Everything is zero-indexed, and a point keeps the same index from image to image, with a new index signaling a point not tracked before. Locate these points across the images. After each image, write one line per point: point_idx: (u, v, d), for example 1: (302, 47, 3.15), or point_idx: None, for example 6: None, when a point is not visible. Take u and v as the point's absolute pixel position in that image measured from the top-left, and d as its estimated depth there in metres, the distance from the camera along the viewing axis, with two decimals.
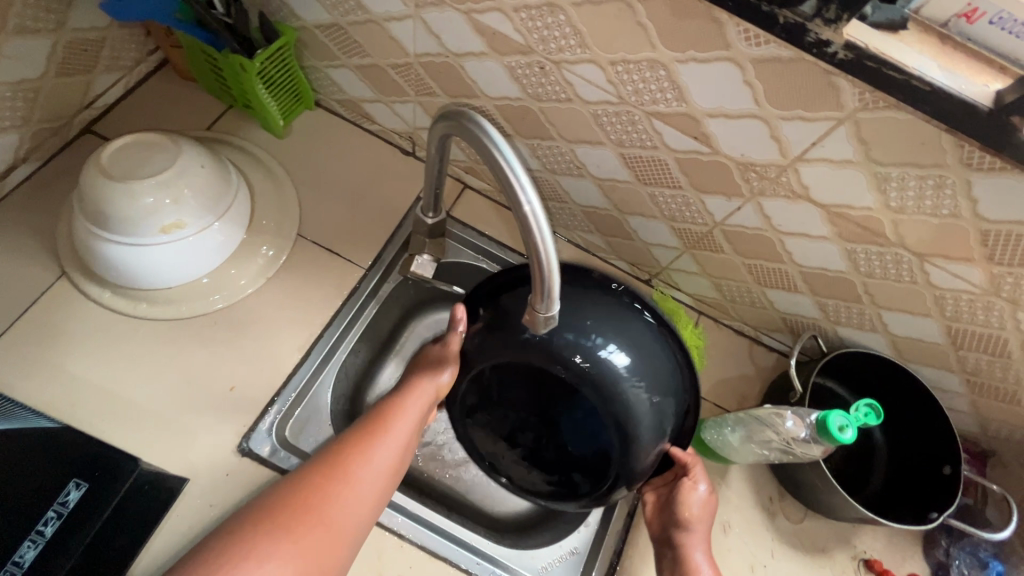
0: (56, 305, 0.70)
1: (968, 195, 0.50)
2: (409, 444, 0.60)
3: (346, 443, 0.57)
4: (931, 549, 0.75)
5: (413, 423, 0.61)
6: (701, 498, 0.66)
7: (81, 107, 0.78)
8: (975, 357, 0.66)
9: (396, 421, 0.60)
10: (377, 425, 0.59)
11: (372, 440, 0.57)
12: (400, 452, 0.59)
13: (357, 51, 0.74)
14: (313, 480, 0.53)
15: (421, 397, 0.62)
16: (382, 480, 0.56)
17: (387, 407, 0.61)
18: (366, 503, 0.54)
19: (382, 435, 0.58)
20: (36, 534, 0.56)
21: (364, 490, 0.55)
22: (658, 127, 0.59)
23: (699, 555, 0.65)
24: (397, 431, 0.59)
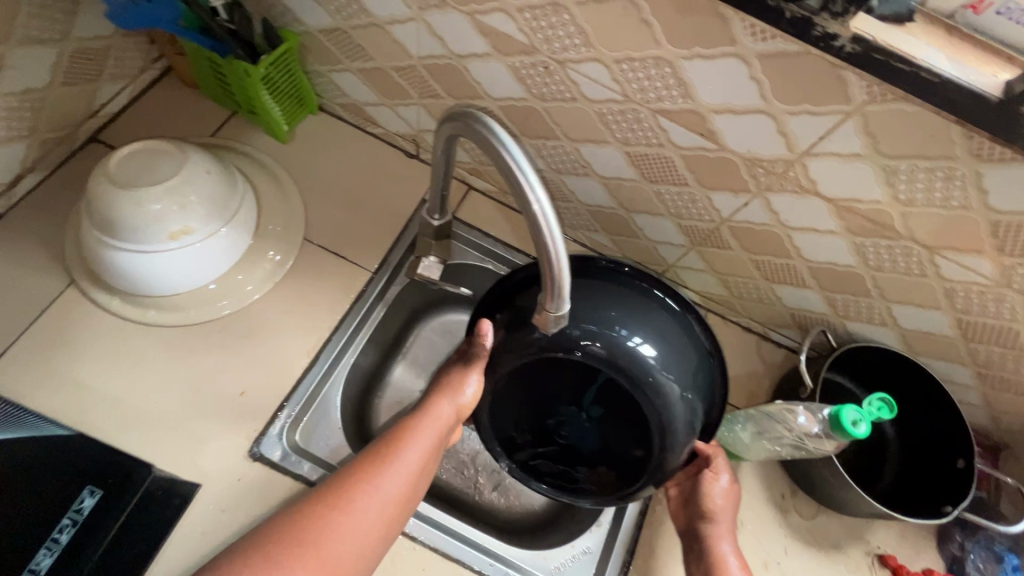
0: (66, 314, 0.70)
1: (978, 187, 0.49)
2: (424, 469, 0.55)
3: (354, 466, 0.52)
4: (946, 543, 0.75)
5: (429, 446, 0.56)
6: (726, 491, 0.66)
7: (86, 116, 0.78)
8: (986, 350, 0.66)
9: (411, 441, 0.55)
10: (390, 446, 0.54)
11: (383, 463, 0.53)
12: (413, 483, 0.54)
13: (360, 54, 0.74)
14: (316, 507, 0.48)
15: (440, 420, 0.57)
16: (390, 509, 0.51)
17: (401, 431, 0.56)
18: (371, 536, 0.49)
19: (395, 458, 0.53)
20: (52, 542, 0.57)
21: (369, 520, 0.49)
22: (664, 124, 0.59)
23: (727, 550, 0.64)
24: (411, 457, 0.54)
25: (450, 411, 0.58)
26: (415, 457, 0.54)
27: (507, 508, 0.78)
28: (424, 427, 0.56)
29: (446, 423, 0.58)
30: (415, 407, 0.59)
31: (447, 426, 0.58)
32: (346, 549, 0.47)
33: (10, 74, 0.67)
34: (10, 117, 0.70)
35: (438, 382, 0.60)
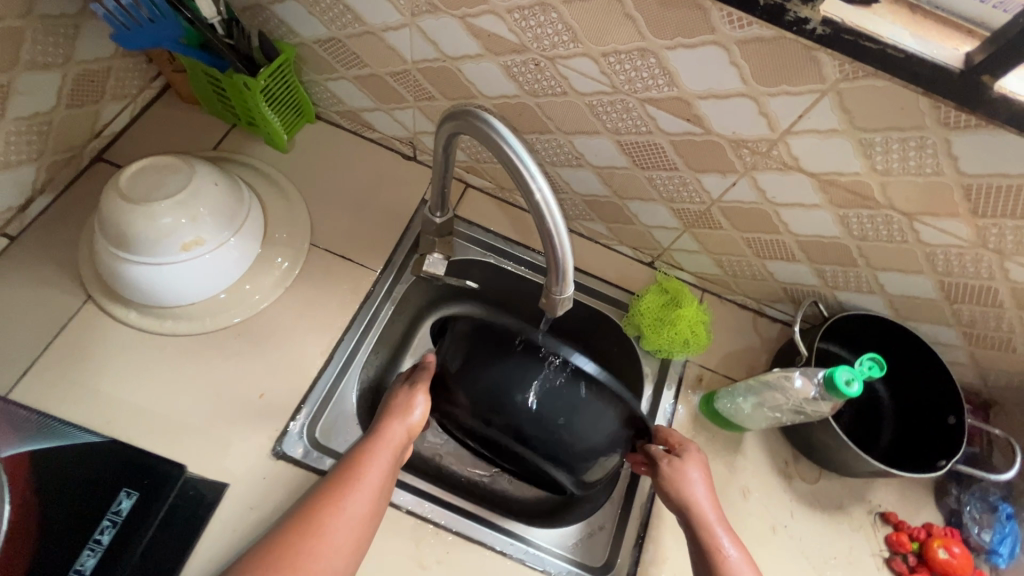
0: (86, 329, 0.72)
1: (949, 153, 0.53)
2: (384, 487, 0.62)
3: (319, 496, 0.60)
4: (943, 498, 0.79)
5: (385, 467, 0.62)
6: (691, 473, 0.66)
7: (91, 136, 0.80)
8: (969, 310, 0.70)
9: (368, 465, 0.62)
10: (350, 472, 0.61)
11: (343, 490, 0.59)
12: (375, 499, 0.61)
13: (356, 62, 0.77)
14: (288, 538, 0.56)
15: (393, 441, 0.64)
16: (356, 528, 0.59)
17: (359, 454, 0.62)
18: (342, 553, 0.57)
19: (354, 483, 0.60)
20: (94, 543, 0.61)
21: (337, 541, 0.57)
22: (652, 112, 0.62)
23: (722, 538, 0.63)
24: (370, 478, 0.61)
25: (402, 432, 0.65)
26: (373, 479, 0.61)
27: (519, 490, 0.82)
28: (378, 451, 0.63)
29: (399, 443, 0.65)
30: (370, 432, 0.65)
31: (400, 446, 0.65)
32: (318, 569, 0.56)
33: (17, 99, 0.69)
34: (19, 142, 0.72)
35: (387, 407, 0.67)
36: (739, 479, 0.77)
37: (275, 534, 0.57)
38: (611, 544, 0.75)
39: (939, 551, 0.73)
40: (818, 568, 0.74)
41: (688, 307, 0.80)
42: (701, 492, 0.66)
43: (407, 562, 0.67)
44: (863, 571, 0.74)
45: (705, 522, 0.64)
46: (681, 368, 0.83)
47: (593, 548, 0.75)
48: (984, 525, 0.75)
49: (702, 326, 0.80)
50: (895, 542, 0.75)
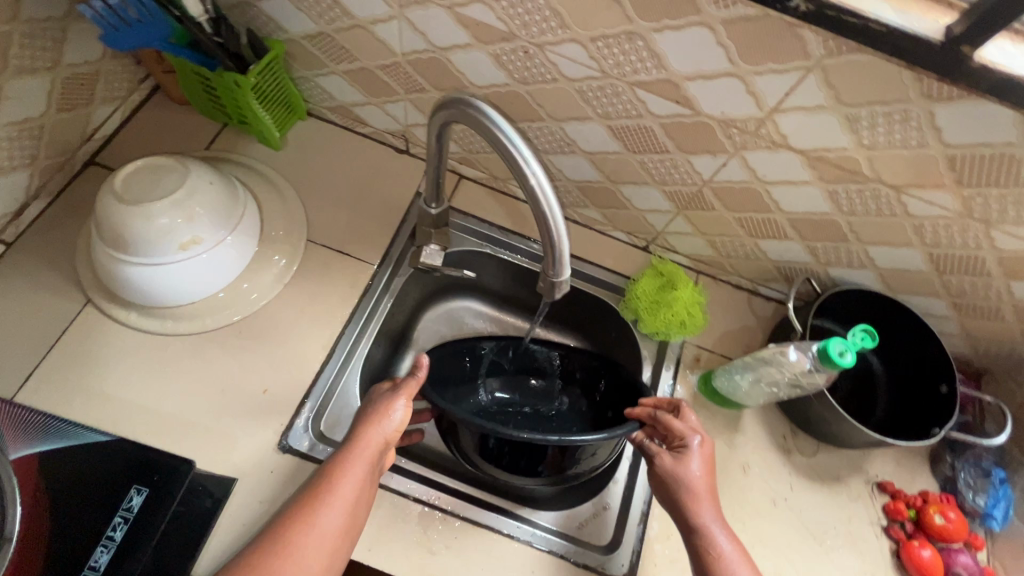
0: (88, 332, 0.73)
1: (933, 125, 0.54)
2: (360, 498, 0.60)
3: (294, 510, 0.58)
4: (938, 465, 0.81)
5: (360, 479, 0.60)
6: (684, 476, 0.63)
7: (83, 139, 0.80)
8: (958, 280, 0.71)
9: (343, 476, 0.60)
10: (324, 484, 0.59)
11: (315, 503, 0.58)
12: (349, 511, 0.59)
13: (345, 56, 0.77)
14: (257, 556, 0.55)
15: (366, 450, 0.61)
16: (330, 542, 0.57)
17: (332, 466, 0.60)
18: (314, 568, 0.56)
19: (328, 496, 0.58)
20: (108, 539, 0.59)
21: (311, 557, 0.56)
22: (641, 96, 0.63)
23: (717, 538, 0.61)
24: (341, 492, 0.59)
25: (380, 439, 0.63)
26: (347, 491, 0.59)
27: None
28: (353, 461, 0.60)
29: (375, 453, 0.62)
30: (346, 439, 0.63)
31: (377, 456, 0.62)
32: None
33: (8, 104, 0.69)
34: (12, 146, 0.72)
35: (364, 416, 0.64)
36: (738, 455, 0.79)
37: (249, 551, 0.56)
38: (616, 523, 0.77)
39: (935, 517, 0.75)
40: (818, 538, 0.75)
41: (683, 290, 0.81)
42: (695, 496, 0.62)
43: (417, 548, 0.69)
44: (861, 539, 0.76)
45: (696, 525, 0.62)
46: (678, 349, 0.84)
47: (599, 527, 0.77)
48: (979, 490, 0.77)
49: (697, 307, 0.81)
50: (892, 510, 0.77)
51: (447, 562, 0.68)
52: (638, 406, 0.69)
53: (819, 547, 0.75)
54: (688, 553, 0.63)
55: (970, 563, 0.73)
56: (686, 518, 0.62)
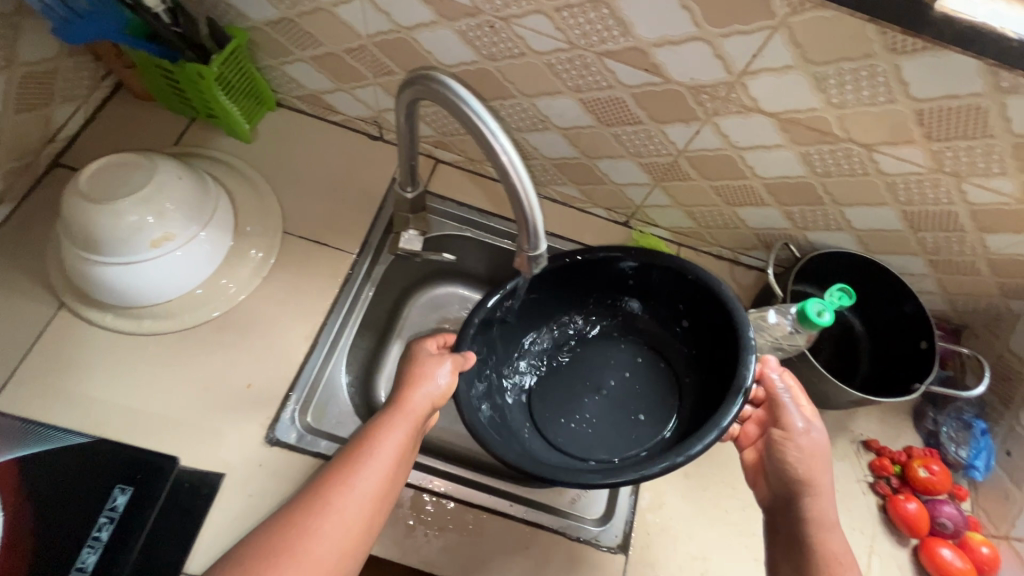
0: (63, 336, 0.71)
1: (900, 80, 0.54)
2: (400, 461, 0.59)
3: (329, 472, 0.56)
4: (921, 421, 0.83)
5: (400, 441, 0.59)
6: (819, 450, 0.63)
7: (45, 141, 0.78)
8: (933, 237, 0.72)
9: (383, 437, 0.58)
10: (362, 445, 0.58)
11: (353, 465, 0.56)
12: (388, 473, 0.57)
13: (310, 42, 0.76)
14: (295, 517, 0.53)
15: (408, 414, 0.60)
16: (368, 504, 0.55)
17: (370, 429, 0.59)
18: (354, 531, 0.54)
19: (367, 457, 0.57)
20: (93, 540, 0.61)
21: (346, 518, 0.54)
22: (610, 66, 0.63)
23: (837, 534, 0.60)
24: (380, 454, 0.57)
25: (424, 403, 0.62)
26: (387, 453, 0.57)
27: None
28: (395, 423, 0.59)
29: (417, 416, 0.61)
30: (386, 404, 0.62)
31: (420, 419, 0.61)
32: (325, 550, 0.52)
33: None
34: None
35: (407, 380, 0.63)
36: None
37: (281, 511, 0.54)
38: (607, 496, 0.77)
39: (920, 470, 0.76)
40: None
41: None
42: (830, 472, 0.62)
43: (413, 532, 0.69)
44: (849, 497, 0.78)
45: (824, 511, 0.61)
46: None
47: (591, 501, 0.77)
48: (960, 443, 0.79)
49: None
50: (878, 467, 0.78)
51: (442, 543, 0.69)
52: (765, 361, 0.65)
53: None
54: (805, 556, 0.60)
55: (955, 513, 0.74)
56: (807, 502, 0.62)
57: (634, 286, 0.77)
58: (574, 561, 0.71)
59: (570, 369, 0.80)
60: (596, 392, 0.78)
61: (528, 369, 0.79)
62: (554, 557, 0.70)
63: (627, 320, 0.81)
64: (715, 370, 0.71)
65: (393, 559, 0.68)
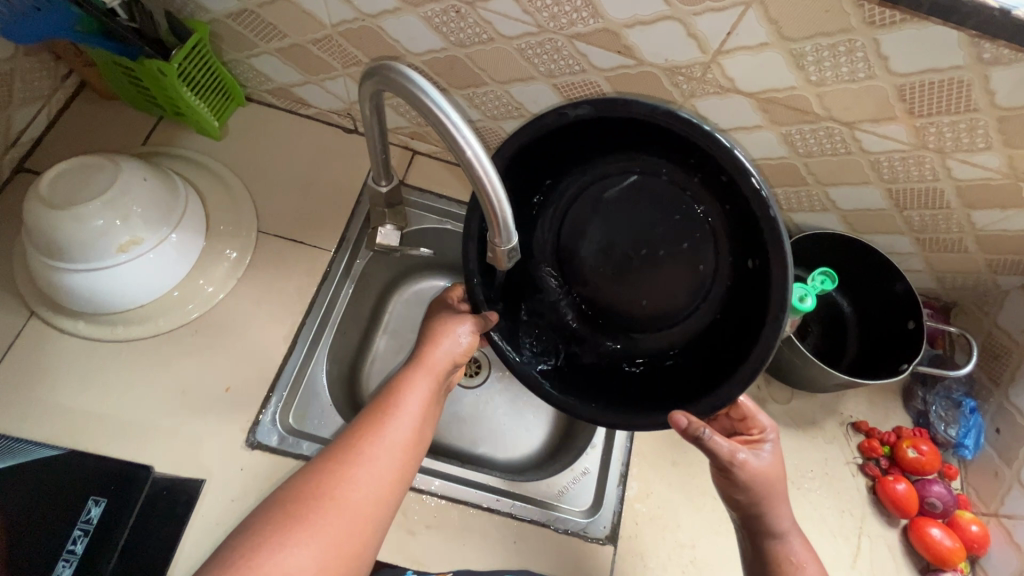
0: (35, 345, 0.70)
1: (879, 54, 0.52)
2: (426, 414, 0.58)
3: (357, 425, 0.54)
4: (911, 401, 0.82)
5: (425, 393, 0.58)
6: (766, 480, 0.58)
7: (7, 145, 0.76)
8: (919, 215, 0.70)
9: (409, 390, 0.57)
10: (389, 399, 0.56)
11: (383, 416, 0.55)
12: (416, 425, 0.56)
13: (274, 34, 0.73)
14: (325, 470, 0.50)
15: (431, 369, 0.59)
16: (400, 451, 0.53)
17: (394, 385, 0.58)
18: (387, 481, 0.52)
19: (394, 407, 0.55)
20: (69, 554, 0.59)
21: (378, 465, 0.52)
22: (582, 49, 0.60)
23: (793, 544, 0.58)
24: (407, 406, 0.56)
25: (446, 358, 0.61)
26: (414, 404, 0.56)
27: (504, 453, 0.83)
28: (418, 378, 0.58)
29: (440, 371, 0.60)
30: (408, 362, 0.61)
31: (442, 373, 0.60)
32: (361, 499, 0.50)
33: None
34: None
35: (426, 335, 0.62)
36: None
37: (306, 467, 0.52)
38: (596, 488, 0.76)
39: (909, 451, 0.76)
40: (796, 482, 0.76)
41: None
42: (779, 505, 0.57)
43: (398, 531, 0.68)
44: (838, 480, 0.77)
45: (778, 529, 0.58)
46: None
47: (580, 494, 0.76)
48: (950, 422, 0.78)
49: None
50: (867, 448, 0.78)
51: (428, 541, 0.69)
52: (690, 420, 0.52)
53: (796, 491, 0.76)
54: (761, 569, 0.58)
55: (944, 492, 0.74)
56: (764, 526, 0.58)
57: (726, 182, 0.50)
58: (562, 553, 0.70)
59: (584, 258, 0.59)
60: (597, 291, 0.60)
61: (553, 225, 0.61)
62: (542, 551, 0.70)
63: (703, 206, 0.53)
64: (731, 347, 0.52)
65: (380, 559, 0.67)
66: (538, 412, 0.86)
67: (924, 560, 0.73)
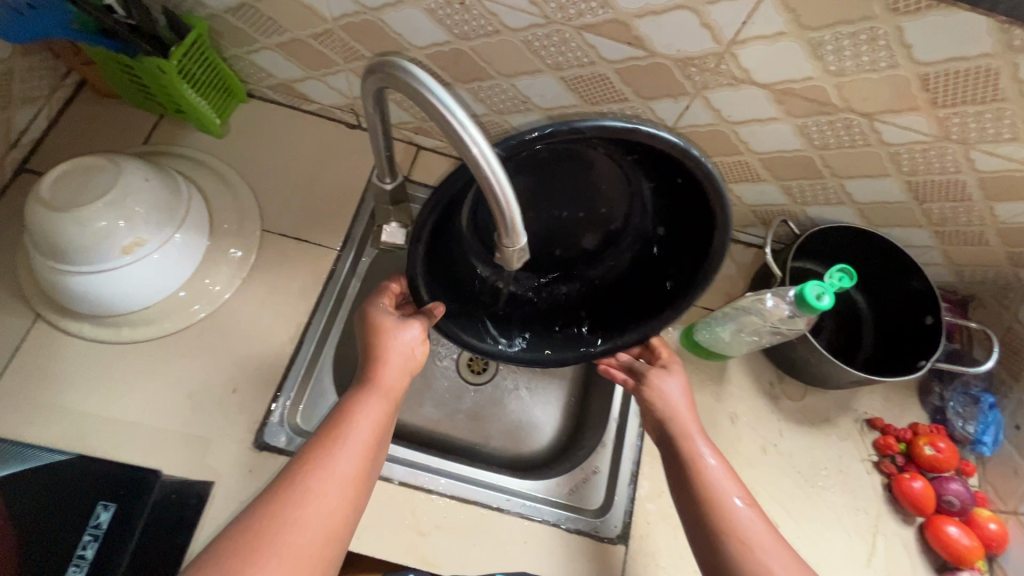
0: (42, 348, 0.70)
1: (902, 43, 0.50)
2: (377, 439, 0.55)
3: (303, 458, 0.52)
4: (927, 396, 0.80)
5: (375, 418, 0.55)
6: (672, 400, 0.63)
7: (8, 146, 0.75)
8: (939, 208, 0.68)
9: (357, 416, 0.55)
10: (336, 427, 0.54)
11: (329, 448, 0.52)
12: (365, 454, 0.54)
13: (274, 28, 0.71)
14: (266, 512, 0.48)
15: (379, 393, 0.57)
16: (351, 485, 0.52)
17: (340, 413, 0.55)
18: (333, 517, 0.50)
19: (342, 439, 0.53)
20: (79, 559, 0.60)
21: (327, 503, 0.50)
22: (591, 40, 0.59)
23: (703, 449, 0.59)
24: (355, 433, 0.54)
25: (397, 376, 0.58)
26: (363, 432, 0.54)
27: (513, 450, 0.83)
28: (368, 402, 0.56)
29: (391, 392, 0.57)
30: (356, 384, 0.58)
31: (393, 394, 0.57)
32: (306, 540, 0.48)
33: None
34: None
35: (375, 354, 0.58)
36: (726, 405, 0.78)
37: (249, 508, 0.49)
38: (606, 487, 0.75)
39: (925, 448, 0.74)
40: (810, 480, 0.75)
41: None
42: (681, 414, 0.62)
43: (408, 532, 0.68)
44: (852, 478, 0.76)
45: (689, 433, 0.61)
46: None
47: (591, 493, 0.75)
48: (968, 418, 0.77)
49: None
50: (882, 446, 0.76)
51: (438, 541, 0.68)
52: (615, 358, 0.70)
53: (811, 489, 0.75)
54: (676, 482, 0.59)
55: (962, 490, 0.72)
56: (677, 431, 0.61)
57: (678, 183, 0.50)
58: (573, 553, 0.70)
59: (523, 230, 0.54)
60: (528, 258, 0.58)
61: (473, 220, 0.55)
62: (554, 551, 0.70)
63: (634, 174, 0.52)
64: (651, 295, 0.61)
65: (392, 559, 0.67)
66: (546, 410, 0.85)
67: (940, 558, 0.72)
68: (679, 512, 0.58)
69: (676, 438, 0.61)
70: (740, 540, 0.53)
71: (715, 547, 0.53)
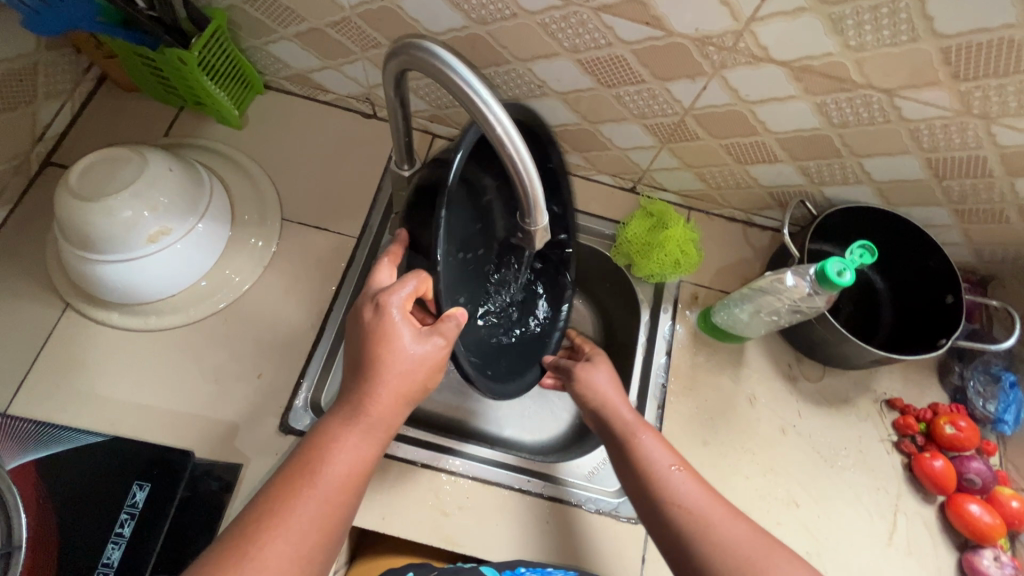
0: (72, 336, 0.71)
1: (923, 15, 0.50)
2: (355, 477, 0.51)
3: (272, 499, 0.48)
4: (947, 376, 0.80)
5: (354, 455, 0.51)
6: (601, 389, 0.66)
7: (34, 140, 0.76)
8: (959, 185, 0.68)
9: (333, 451, 0.50)
10: (308, 463, 0.50)
11: (298, 489, 0.48)
12: (338, 495, 0.49)
13: (292, 18, 0.72)
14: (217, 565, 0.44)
15: (360, 427, 0.51)
16: (315, 533, 0.47)
17: (315, 445, 0.50)
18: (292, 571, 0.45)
19: (313, 478, 0.49)
20: (117, 536, 0.62)
21: (284, 556, 0.45)
22: (608, 21, 0.59)
23: (642, 437, 0.61)
24: (328, 472, 0.49)
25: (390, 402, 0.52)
26: (339, 469, 0.50)
27: (532, 436, 0.84)
28: (349, 435, 0.51)
29: (378, 425, 0.52)
30: (338, 410, 0.52)
31: (382, 427, 0.52)
32: None
33: None
34: None
35: (371, 374, 0.51)
36: (744, 387, 0.78)
37: (209, 553, 0.45)
38: None
39: (946, 427, 0.74)
40: (829, 459, 0.75)
41: (673, 228, 0.78)
42: (614, 404, 0.65)
43: (432, 512, 0.69)
44: (872, 457, 0.76)
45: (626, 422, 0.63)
46: (675, 290, 0.82)
47: (610, 475, 0.76)
48: (989, 397, 0.77)
49: (689, 249, 0.78)
50: (902, 425, 0.76)
51: (462, 521, 0.69)
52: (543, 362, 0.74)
53: (830, 469, 0.75)
54: (624, 479, 0.61)
55: (982, 469, 0.72)
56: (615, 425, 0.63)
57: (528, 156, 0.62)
58: (595, 533, 0.70)
59: (482, 260, 0.63)
60: (498, 276, 0.66)
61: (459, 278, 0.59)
62: (574, 531, 0.70)
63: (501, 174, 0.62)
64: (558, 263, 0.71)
65: (417, 539, 0.68)
66: (563, 396, 0.87)
67: (962, 536, 0.72)
68: (624, 492, 0.60)
69: (611, 425, 0.64)
70: (680, 510, 0.55)
71: (668, 532, 0.55)
